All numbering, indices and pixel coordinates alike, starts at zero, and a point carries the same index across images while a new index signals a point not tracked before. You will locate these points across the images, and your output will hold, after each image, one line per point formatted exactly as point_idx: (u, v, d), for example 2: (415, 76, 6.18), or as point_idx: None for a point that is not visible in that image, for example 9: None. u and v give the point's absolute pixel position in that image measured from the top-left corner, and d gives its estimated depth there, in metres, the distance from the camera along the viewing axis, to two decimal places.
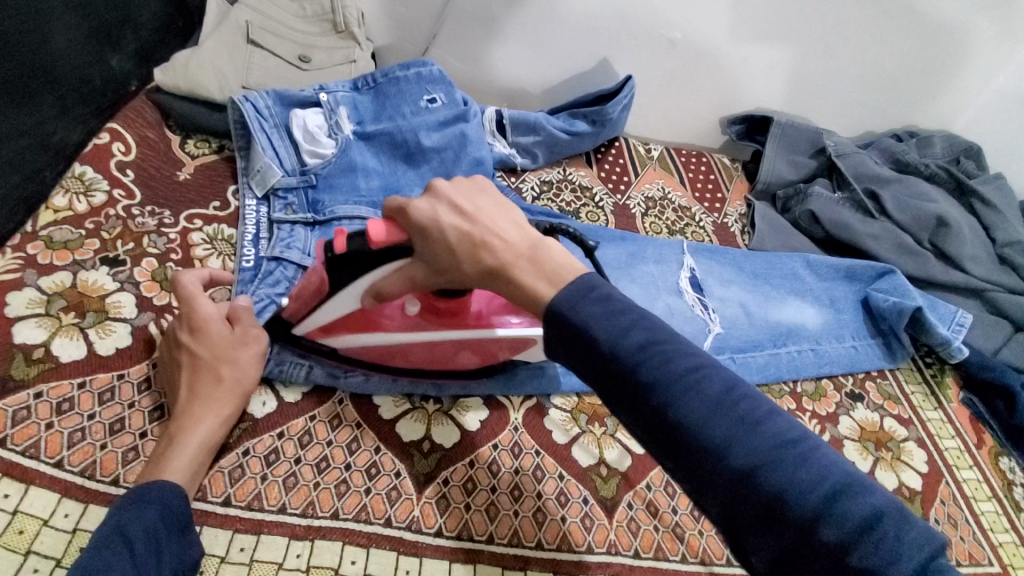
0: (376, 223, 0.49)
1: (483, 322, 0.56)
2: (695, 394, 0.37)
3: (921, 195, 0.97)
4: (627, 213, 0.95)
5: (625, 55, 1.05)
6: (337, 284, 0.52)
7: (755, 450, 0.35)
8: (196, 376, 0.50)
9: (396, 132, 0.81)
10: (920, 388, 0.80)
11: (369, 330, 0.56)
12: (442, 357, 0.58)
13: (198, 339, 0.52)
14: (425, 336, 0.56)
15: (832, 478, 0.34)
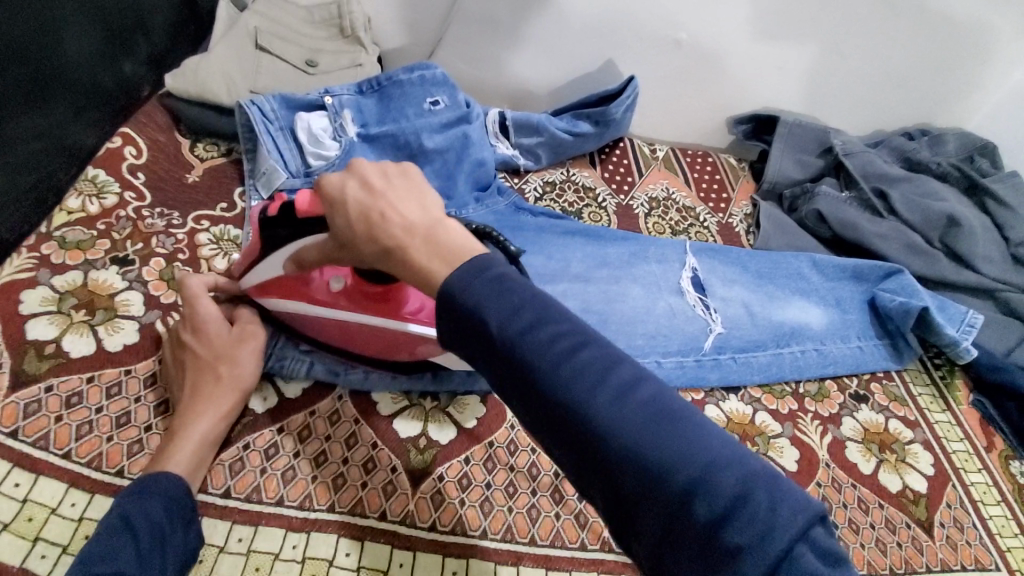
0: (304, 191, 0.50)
1: (404, 316, 0.55)
2: (569, 370, 0.34)
3: (931, 194, 0.95)
4: (630, 213, 0.95)
5: (629, 55, 1.05)
6: (270, 244, 0.54)
7: (631, 428, 0.32)
8: (198, 375, 0.52)
9: (399, 134, 0.82)
10: (927, 390, 0.79)
11: (298, 299, 0.57)
12: (358, 342, 0.57)
13: (201, 340, 0.54)
14: (345, 317, 0.55)
15: (704, 450, 0.31)
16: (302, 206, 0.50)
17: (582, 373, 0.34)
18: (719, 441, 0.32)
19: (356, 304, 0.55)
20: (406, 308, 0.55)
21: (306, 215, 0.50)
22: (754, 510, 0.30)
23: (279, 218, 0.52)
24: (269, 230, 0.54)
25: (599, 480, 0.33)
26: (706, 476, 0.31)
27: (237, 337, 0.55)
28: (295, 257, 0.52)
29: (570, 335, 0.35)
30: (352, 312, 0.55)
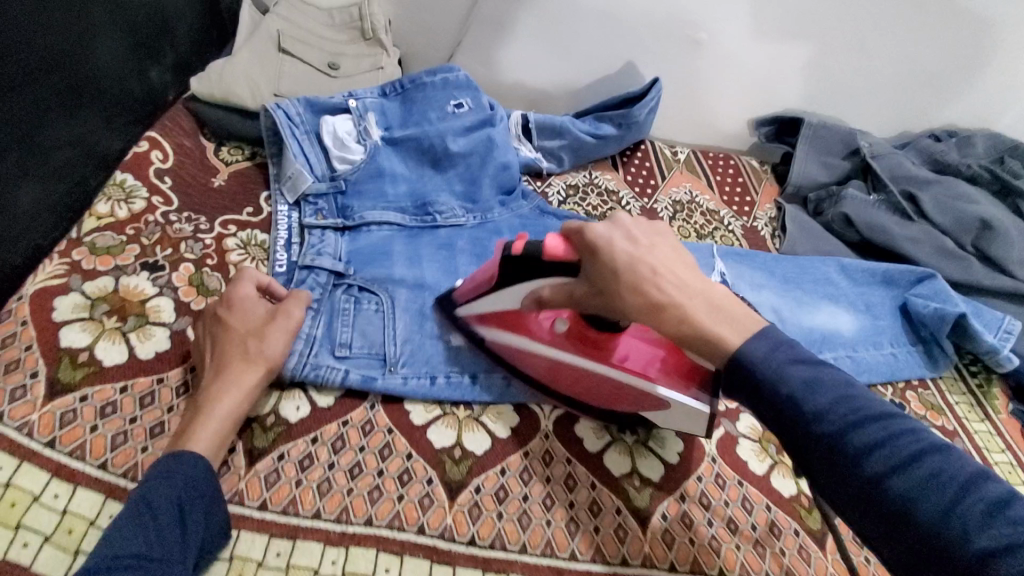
0: (557, 239, 0.52)
1: (630, 367, 0.55)
2: (810, 391, 0.43)
3: (963, 197, 0.93)
4: (654, 217, 0.94)
5: (651, 57, 1.04)
6: (503, 279, 0.56)
7: (871, 438, 0.40)
8: (228, 348, 0.53)
9: (423, 137, 0.82)
10: (964, 399, 0.77)
11: (518, 332, 0.59)
12: (572, 387, 0.58)
13: (236, 314, 0.55)
14: (569, 358, 0.57)
15: (945, 457, 0.39)
16: (555, 250, 0.51)
17: (819, 389, 0.43)
18: (949, 453, 0.39)
19: (577, 348, 0.56)
20: (617, 355, 0.56)
21: (555, 259, 0.52)
22: (980, 506, 0.36)
23: (520, 258, 0.53)
24: (506, 269, 0.55)
25: (820, 460, 0.42)
26: (935, 480, 0.38)
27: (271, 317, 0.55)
28: (536, 296, 0.54)
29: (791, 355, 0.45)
30: (572, 355, 0.56)
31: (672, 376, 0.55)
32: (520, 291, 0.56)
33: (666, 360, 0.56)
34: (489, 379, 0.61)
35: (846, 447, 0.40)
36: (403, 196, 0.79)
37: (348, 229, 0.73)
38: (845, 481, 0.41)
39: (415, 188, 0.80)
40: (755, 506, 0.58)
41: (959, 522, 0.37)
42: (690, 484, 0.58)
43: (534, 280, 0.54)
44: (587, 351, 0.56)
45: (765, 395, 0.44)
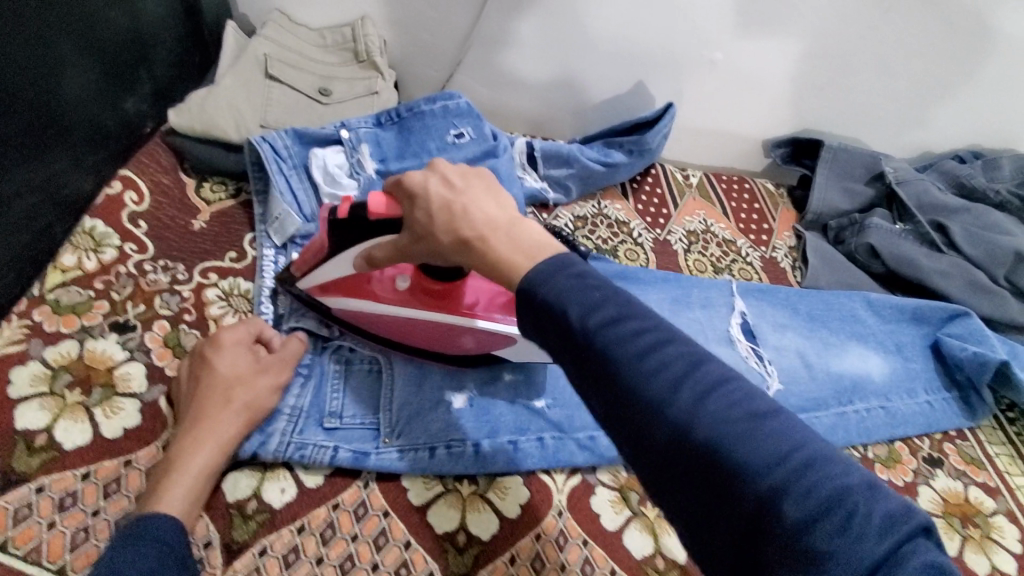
0: (377, 197, 0.50)
1: (468, 311, 0.57)
2: (657, 371, 0.34)
3: (994, 227, 0.88)
4: (668, 250, 0.88)
5: (662, 78, 0.98)
6: (335, 246, 0.55)
7: (718, 425, 0.32)
8: (207, 398, 0.50)
9: (421, 171, 0.77)
10: (1005, 450, 0.72)
11: (358, 296, 0.58)
12: (425, 341, 0.58)
13: (219, 359, 0.52)
14: (408, 314, 0.57)
15: (803, 446, 0.31)
16: (375, 209, 0.50)
17: (670, 369, 0.34)
18: (808, 442, 0.31)
19: (418, 302, 0.57)
20: (462, 301, 0.57)
21: (379, 218, 0.50)
22: (840, 502, 0.29)
23: (350, 223, 0.53)
24: (336, 232, 0.54)
25: (668, 461, 0.33)
26: (799, 478, 0.30)
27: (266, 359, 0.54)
28: (367, 255, 0.53)
29: (633, 324, 0.36)
30: (416, 310, 0.57)
31: (513, 311, 0.57)
32: (353, 254, 0.55)
33: (508, 297, 0.57)
34: (497, 449, 0.55)
35: (709, 438, 0.32)
36: None
37: None
38: (700, 482, 0.32)
39: None
40: None
41: (824, 524, 0.29)
42: None
43: (367, 240, 0.53)
44: (431, 304, 0.57)
45: (617, 381, 0.35)
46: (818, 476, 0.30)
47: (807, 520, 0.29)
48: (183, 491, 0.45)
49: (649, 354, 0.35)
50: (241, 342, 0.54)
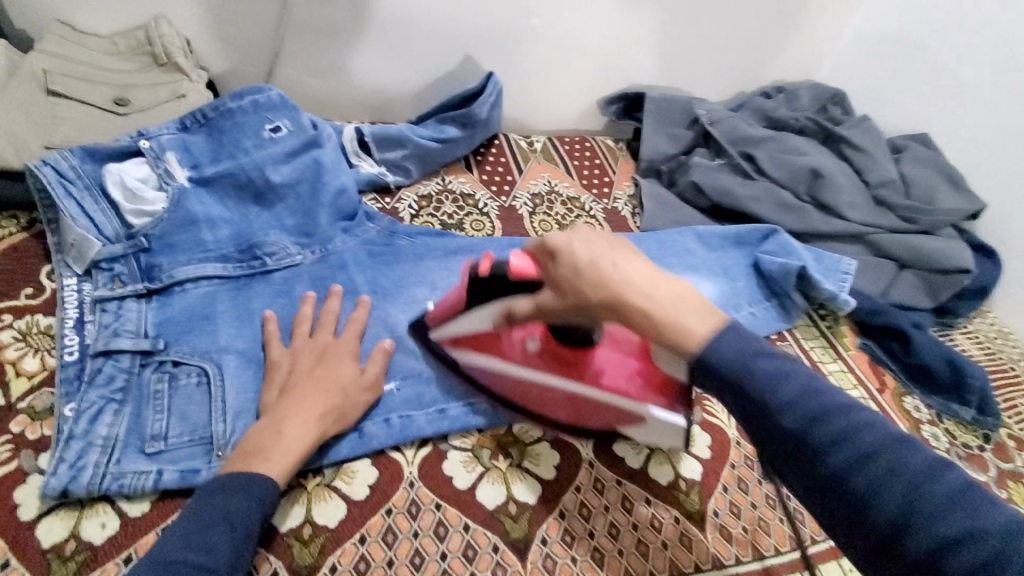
0: (523, 260, 0.54)
1: (598, 377, 0.59)
2: (783, 396, 0.42)
3: (795, 150, 0.99)
4: (514, 215, 0.91)
5: (489, 50, 1.00)
6: (469, 304, 0.60)
7: (845, 455, 0.39)
8: (305, 399, 0.54)
9: (239, 171, 0.73)
10: (818, 342, 0.81)
11: (489, 352, 0.62)
12: (582, 416, 0.61)
13: (304, 372, 0.56)
14: (540, 377, 0.60)
15: (881, 431, 0.39)
16: (521, 269, 0.54)
17: (789, 382, 0.42)
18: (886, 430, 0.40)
19: (548, 365, 0.60)
20: (590, 370, 0.60)
21: (519, 276, 0.54)
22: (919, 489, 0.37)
23: (490, 276, 0.57)
24: (473, 288, 0.59)
25: (800, 478, 0.42)
26: (861, 455, 0.39)
27: (367, 382, 0.58)
28: (505, 313, 0.57)
29: (744, 361, 0.43)
30: (544, 374, 0.60)
31: (647, 390, 0.58)
32: (489, 311, 0.59)
33: (644, 373, 0.58)
34: (341, 437, 0.56)
35: (805, 441, 0.41)
36: (225, 242, 0.70)
37: (156, 293, 0.64)
38: (788, 459, 0.42)
39: (239, 230, 0.71)
40: (636, 504, 0.58)
41: (890, 507, 0.37)
42: (568, 498, 0.57)
43: (502, 297, 0.57)
44: (557, 367, 0.60)
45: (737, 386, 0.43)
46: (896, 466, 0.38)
47: (856, 486, 0.39)
48: (271, 473, 0.49)
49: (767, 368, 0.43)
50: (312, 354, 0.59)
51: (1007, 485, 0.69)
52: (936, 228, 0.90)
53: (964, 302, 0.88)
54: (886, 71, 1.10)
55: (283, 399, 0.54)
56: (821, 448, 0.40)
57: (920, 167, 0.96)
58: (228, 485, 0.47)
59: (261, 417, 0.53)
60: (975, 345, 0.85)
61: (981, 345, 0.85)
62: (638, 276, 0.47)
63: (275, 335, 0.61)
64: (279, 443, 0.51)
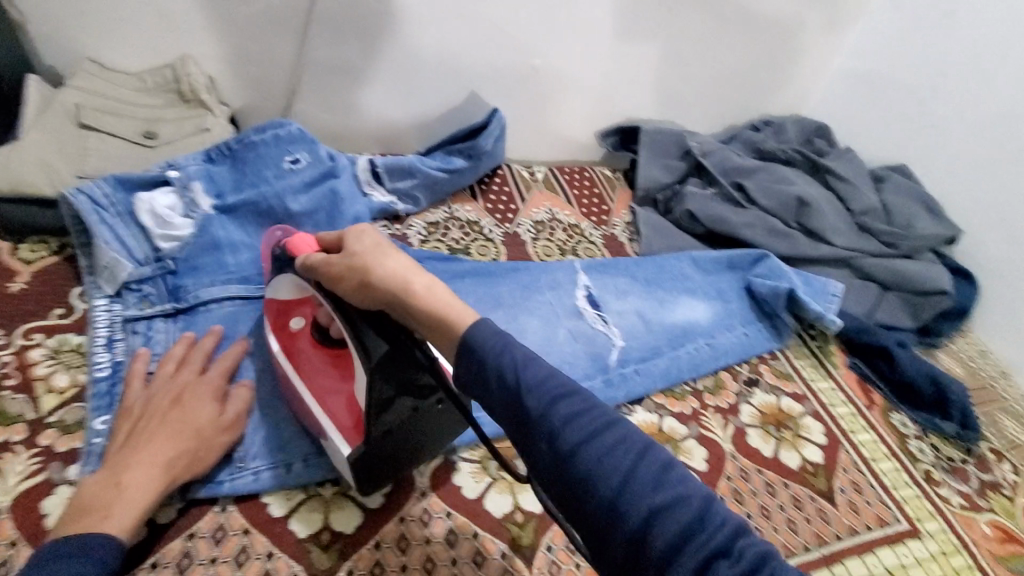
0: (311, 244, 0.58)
1: (321, 393, 0.58)
2: (595, 453, 0.38)
3: (782, 180, 1.04)
4: (517, 241, 0.95)
5: (492, 88, 1.06)
6: (285, 276, 0.60)
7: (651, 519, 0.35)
8: (147, 447, 0.51)
9: (260, 200, 0.77)
10: (808, 361, 0.84)
11: (278, 331, 0.63)
12: (297, 408, 0.60)
13: (145, 414, 0.54)
14: (295, 370, 0.60)
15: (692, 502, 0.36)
16: (303, 249, 0.58)
17: (579, 421, 0.39)
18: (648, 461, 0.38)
19: (308, 355, 0.61)
20: (334, 376, 0.58)
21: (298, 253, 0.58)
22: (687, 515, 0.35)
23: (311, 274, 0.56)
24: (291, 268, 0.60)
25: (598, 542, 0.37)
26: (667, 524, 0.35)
27: (227, 421, 0.56)
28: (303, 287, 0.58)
29: (560, 413, 0.39)
30: (293, 368, 0.60)
31: (343, 420, 0.55)
32: (294, 284, 0.60)
33: (351, 398, 0.56)
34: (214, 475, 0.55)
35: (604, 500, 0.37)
36: (247, 265, 0.74)
37: (181, 313, 0.69)
38: (583, 516, 0.38)
39: (259, 254, 0.76)
40: None
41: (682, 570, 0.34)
42: None
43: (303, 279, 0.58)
44: (322, 363, 0.60)
45: (513, 404, 0.41)
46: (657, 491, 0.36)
47: (649, 536, 0.35)
48: (111, 530, 0.46)
49: (530, 384, 0.41)
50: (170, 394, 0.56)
51: (985, 494, 0.72)
52: (916, 253, 0.95)
53: (946, 323, 0.92)
54: (867, 107, 1.17)
55: (128, 445, 0.51)
56: (597, 464, 0.37)
57: (901, 197, 1.01)
58: (60, 549, 0.44)
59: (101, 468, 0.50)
60: (957, 363, 0.89)
61: (963, 363, 0.89)
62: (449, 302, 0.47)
63: (137, 374, 0.59)
64: (123, 495, 0.48)
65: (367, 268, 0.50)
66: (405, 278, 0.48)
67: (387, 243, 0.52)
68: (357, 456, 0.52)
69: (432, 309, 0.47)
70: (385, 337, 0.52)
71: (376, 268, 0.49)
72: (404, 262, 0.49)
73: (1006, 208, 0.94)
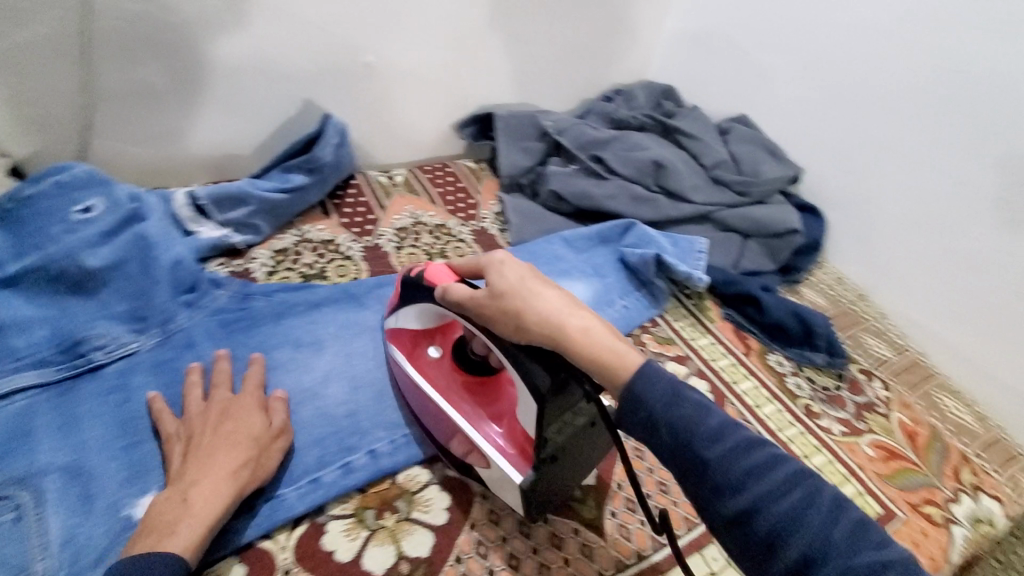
0: (445, 270, 0.59)
1: (475, 420, 0.59)
2: (714, 438, 0.43)
3: (637, 146, 1.05)
4: (379, 254, 0.88)
5: (328, 92, 0.98)
6: (417, 300, 0.62)
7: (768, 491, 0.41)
8: (202, 464, 0.51)
9: (47, 263, 0.64)
10: (686, 320, 0.86)
11: (410, 362, 0.65)
12: (444, 435, 0.61)
13: (184, 449, 0.53)
14: (437, 393, 0.62)
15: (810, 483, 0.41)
16: (440, 276, 0.59)
17: (694, 404, 0.44)
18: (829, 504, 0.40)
19: (449, 381, 0.62)
20: (487, 406, 0.60)
21: (433, 280, 0.59)
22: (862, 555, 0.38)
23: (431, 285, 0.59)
24: (410, 292, 0.62)
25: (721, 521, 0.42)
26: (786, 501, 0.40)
27: (276, 429, 0.57)
28: (440, 312, 0.60)
29: (672, 396, 0.45)
30: (434, 391, 0.62)
31: (512, 448, 0.56)
32: (431, 311, 0.62)
33: (520, 433, 0.56)
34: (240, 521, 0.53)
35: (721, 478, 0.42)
36: (42, 344, 0.62)
37: None
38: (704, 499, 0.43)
39: (59, 326, 0.63)
40: (535, 526, 0.59)
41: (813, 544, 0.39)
42: (464, 539, 0.57)
43: (435, 306, 0.60)
44: (469, 392, 0.61)
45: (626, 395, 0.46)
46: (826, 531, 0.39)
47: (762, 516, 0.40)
48: (175, 548, 0.45)
49: (679, 400, 0.45)
50: (216, 410, 0.56)
51: (863, 416, 0.76)
52: (767, 197, 1.00)
53: (802, 258, 0.98)
54: (704, 63, 1.21)
55: (188, 465, 0.51)
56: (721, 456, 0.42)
57: (746, 146, 1.05)
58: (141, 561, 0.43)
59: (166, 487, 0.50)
60: (818, 294, 0.94)
61: (823, 293, 0.95)
62: (594, 330, 0.49)
63: (185, 398, 0.59)
64: (187, 513, 0.47)
65: (518, 308, 0.51)
66: (561, 316, 0.50)
67: (529, 276, 0.53)
68: (530, 484, 0.53)
69: (585, 341, 0.49)
70: (549, 370, 0.51)
71: (528, 309, 0.51)
72: (555, 293, 0.52)
73: (836, 145, 1.00)
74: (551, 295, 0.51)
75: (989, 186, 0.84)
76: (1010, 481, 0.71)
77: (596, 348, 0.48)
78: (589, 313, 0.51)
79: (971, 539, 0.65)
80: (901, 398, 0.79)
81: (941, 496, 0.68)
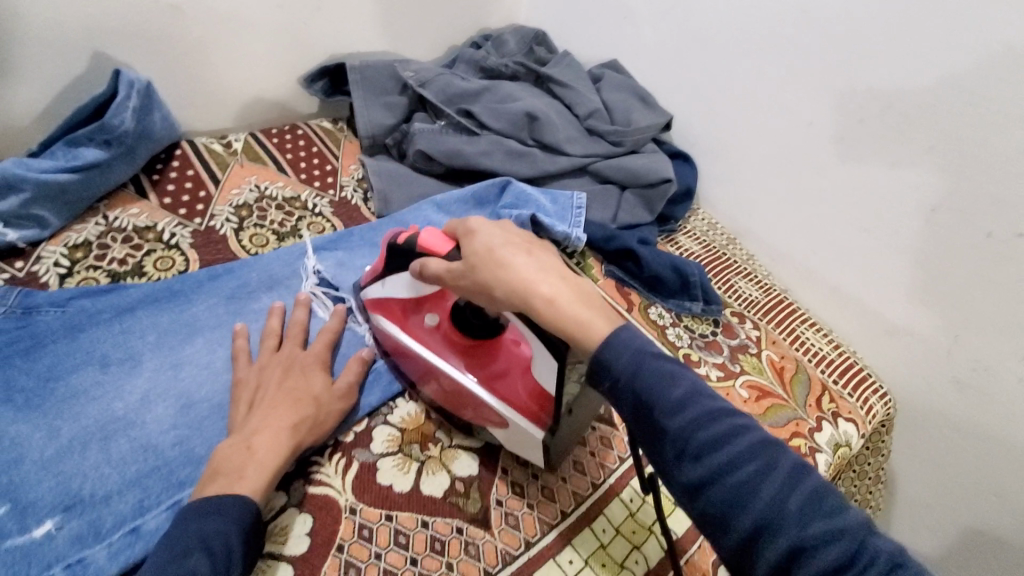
0: (434, 235, 0.56)
1: (492, 383, 0.56)
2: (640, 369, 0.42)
3: (509, 97, 0.97)
4: (214, 239, 0.75)
5: (123, 41, 0.78)
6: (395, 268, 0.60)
7: (690, 424, 0.40)
8: (274, 409, 0.52)
9: None
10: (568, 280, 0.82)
11: (404, 334, 0.61)
12: (437, 385, 0.60)
13: (284, 378, 0.55)
14: (437, 355, 0.59)
15: (742, 423, 0.40)
16: (433, 243, 0.56)
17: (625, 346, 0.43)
18: (733, 410, 0.41)
19: (455, 353, 0.59)
20: (496, 366, 0.57)
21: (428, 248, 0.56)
22: (754, 462, 0.38)
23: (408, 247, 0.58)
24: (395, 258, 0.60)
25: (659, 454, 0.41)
26: (711, 435, 0.40)
27: (340, 391, 0.57)
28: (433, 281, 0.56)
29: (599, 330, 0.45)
30: (448, 363, 0.58)
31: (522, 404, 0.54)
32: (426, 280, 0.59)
33: (534, 385, 0.54)
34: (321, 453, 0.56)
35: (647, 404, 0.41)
36: None
37: None
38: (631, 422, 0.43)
39: None
40: (412, 533, 0.53)
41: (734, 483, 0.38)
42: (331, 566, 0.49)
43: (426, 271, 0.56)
44: (473, 353, 0.58)
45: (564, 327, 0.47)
46: (746, 445, 0.39)
47: (686, 449, 0.40)
48: (245, 490, 0.47)
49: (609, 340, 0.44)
50: (278, 366, 0.57)
51: (738, 359, 0.78)
52: (640, 146, 0.96)
53: (677, 206, 0.98)
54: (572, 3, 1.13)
55: (253, 414, 0.52)
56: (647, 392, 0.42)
57: (616, 93, 1.02)
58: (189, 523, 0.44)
59: (229, 436, 0.51)
60: (693, 242, 0.96)
61: (698, 240, 0.97)
62: (532, 274, 0.48)
63: (243, 350, 0.59)
64: (251, 460, 0.48)
65: (486, 285, 0.50)
66: (528, 283, 0.48)
67: (503, 243, 0.51)
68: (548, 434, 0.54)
69: (528, 290, 0.48)
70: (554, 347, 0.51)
71: (495, 281, 0.49)
72: (525, 260, 0.49)
73: (701, 86, 0.97)
74: (523, 260, 0.49)
75: (843, 123, 0.81)
76: (863, 406, 0.77)
77: (569, 319, 0.46)
78: (559, 279, 0.48)
79: (831, 464, 0.71)
80: (770, 335, 0.83)
81: (806, 428, 0.72)
